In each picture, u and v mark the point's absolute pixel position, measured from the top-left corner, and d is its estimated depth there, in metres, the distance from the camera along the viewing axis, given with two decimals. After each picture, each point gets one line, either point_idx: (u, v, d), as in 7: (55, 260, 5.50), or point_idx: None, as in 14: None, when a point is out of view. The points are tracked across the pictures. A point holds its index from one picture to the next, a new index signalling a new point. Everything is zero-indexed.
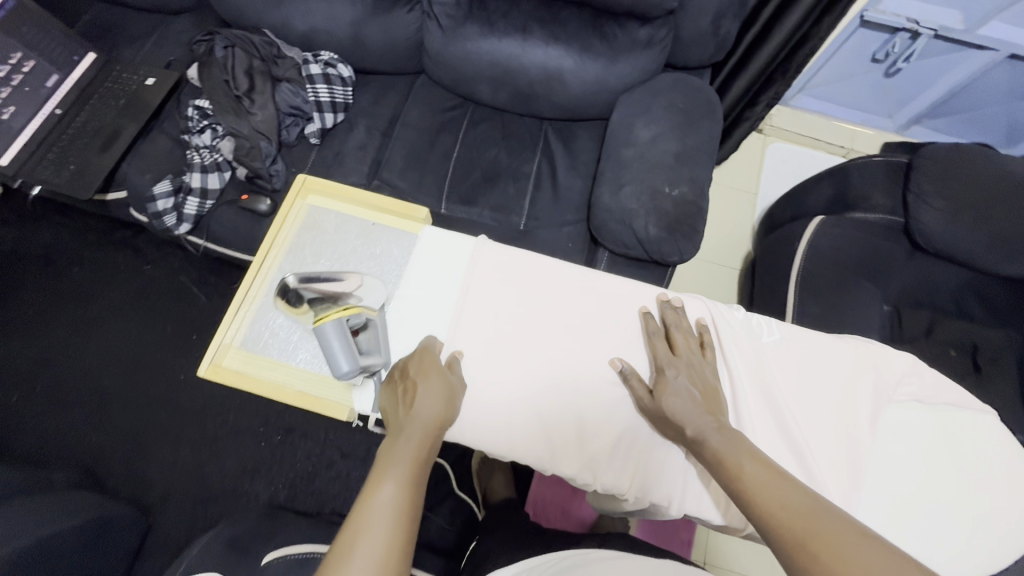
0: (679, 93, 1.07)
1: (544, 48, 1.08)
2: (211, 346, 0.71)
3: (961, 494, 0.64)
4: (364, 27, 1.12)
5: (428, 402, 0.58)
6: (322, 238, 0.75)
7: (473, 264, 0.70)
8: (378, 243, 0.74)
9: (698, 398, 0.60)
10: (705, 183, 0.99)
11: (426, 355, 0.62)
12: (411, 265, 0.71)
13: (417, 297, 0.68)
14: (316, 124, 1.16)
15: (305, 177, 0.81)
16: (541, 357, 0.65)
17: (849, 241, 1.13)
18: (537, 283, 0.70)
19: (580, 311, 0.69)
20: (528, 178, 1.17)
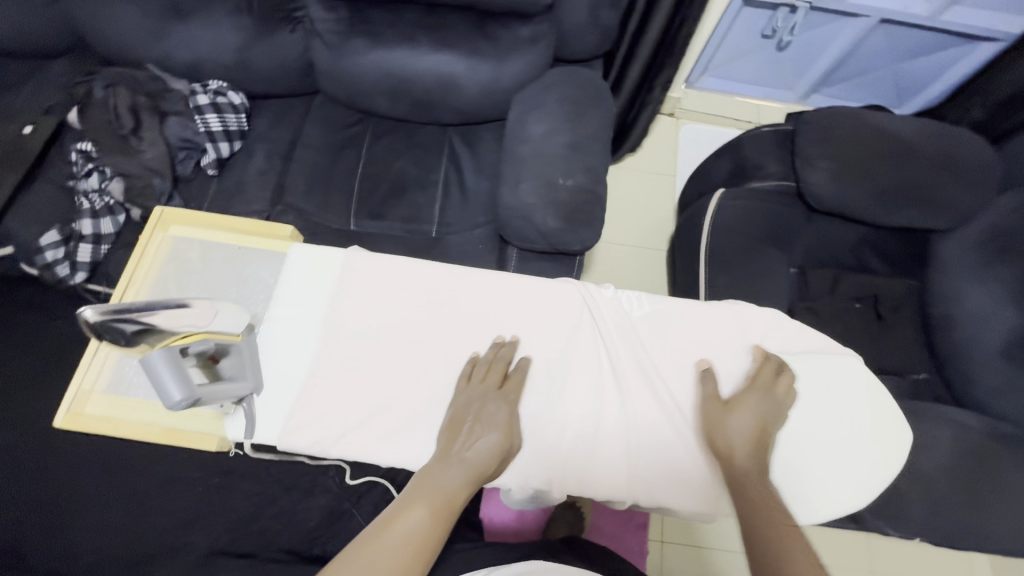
0: (569, 84, 1.09)
1: (431, 55, 1.08)
2: (70, 393, 0.72)
3: (824, 435, 0.70)
4: (248, 51, 1.10)
5: (479, 456, 0.60)
6: (186, 268, 0.73)
7: (344, 277, 0.70)
8: (245, 266, 0.73)
9: (752, 424, 0.64)
10: (600, 170, 1.01)
11: (499, 407, 0.63)
12: (279, 285, 0.70)
13: (288, 316, 0.68)
14: (211, 155, 1.13)
15: (164, 207, 0.79)
16: (415, 364, 0.67)
17: (750, 211, 1.17)
18: (410, 290, 0.71)
19: (453, 314, 0.70)
20: (435, 185, 1.17)
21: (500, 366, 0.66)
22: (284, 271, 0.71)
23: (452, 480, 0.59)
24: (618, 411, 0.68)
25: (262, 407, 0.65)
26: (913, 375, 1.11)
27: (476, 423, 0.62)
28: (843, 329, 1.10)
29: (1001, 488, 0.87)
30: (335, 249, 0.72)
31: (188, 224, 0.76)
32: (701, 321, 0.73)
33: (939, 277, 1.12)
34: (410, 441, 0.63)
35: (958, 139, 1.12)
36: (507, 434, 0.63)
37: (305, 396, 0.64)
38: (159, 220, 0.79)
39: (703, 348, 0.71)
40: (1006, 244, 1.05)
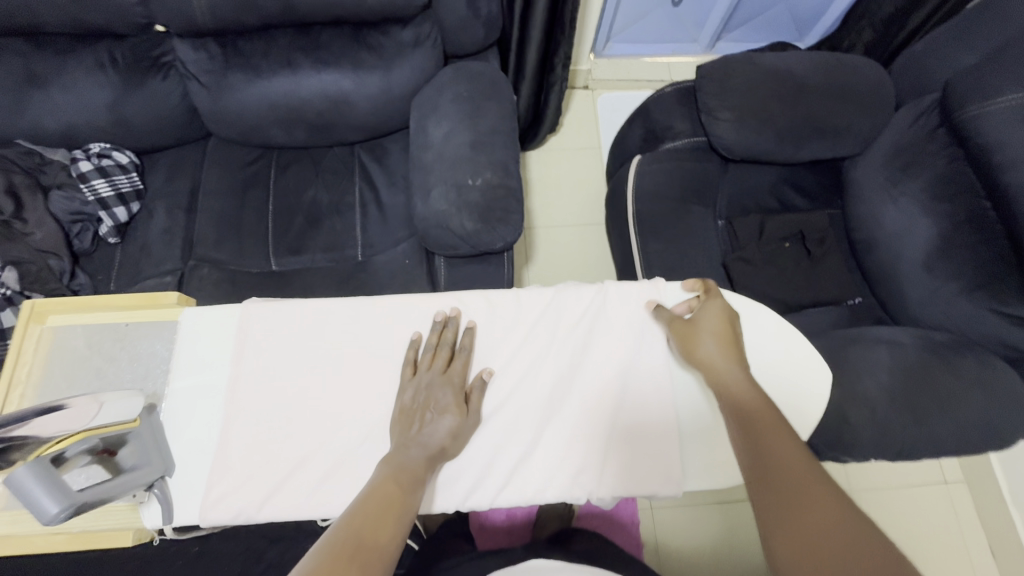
0: (462, 81, 1.07)
1: (316, 77, 1.05)
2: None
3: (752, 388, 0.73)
4: (123, 107, 1.04)
5: (434, 439, 0.63)
6: (74, 359, 0.68)
7: (245, 333, 0.68)
8: (138, 342, 0.69)
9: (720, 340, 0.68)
10: (508, 162, 1.00)
11: (447, 389, 0.66)
12: (178, 355, 0.67)
13: (190, 387, 0.66)
14: (107, 222, 1.07)
15: (32, 300, 0.71)
16: (326, 411, 0.66)
17: (669, 172, 1.18)
18: (311, 335, 0.69)
19: (357, 352, 0.69)
20: (352, 208, 1.14)
21: (445, 351, 0.68)
22: (179, 339, 0.68)
23: (417, 454, 0.62)
24: (545, 412, 0.70)
25: (177, 485, 0.63)
26: (850, 301, 1.14)
27: (427, 410, 0.65)
28: (777, 272, 1.12)
29: (941, 400, 0.89)
30: (228, 309, 0.69)
31: (65, 310, 0.70)
32: (613, 307, 0.74)
33: (856, 203, 1.16)
34: (332, 490, 0.63)
35: (847, 66, 1.15)
36: (461, 414, 0.65)
37: (223, 468, 0.63)
38: (29, 314, 0.71)
39: (617, 333, 0.73)
40: (909, 159, 1.08)
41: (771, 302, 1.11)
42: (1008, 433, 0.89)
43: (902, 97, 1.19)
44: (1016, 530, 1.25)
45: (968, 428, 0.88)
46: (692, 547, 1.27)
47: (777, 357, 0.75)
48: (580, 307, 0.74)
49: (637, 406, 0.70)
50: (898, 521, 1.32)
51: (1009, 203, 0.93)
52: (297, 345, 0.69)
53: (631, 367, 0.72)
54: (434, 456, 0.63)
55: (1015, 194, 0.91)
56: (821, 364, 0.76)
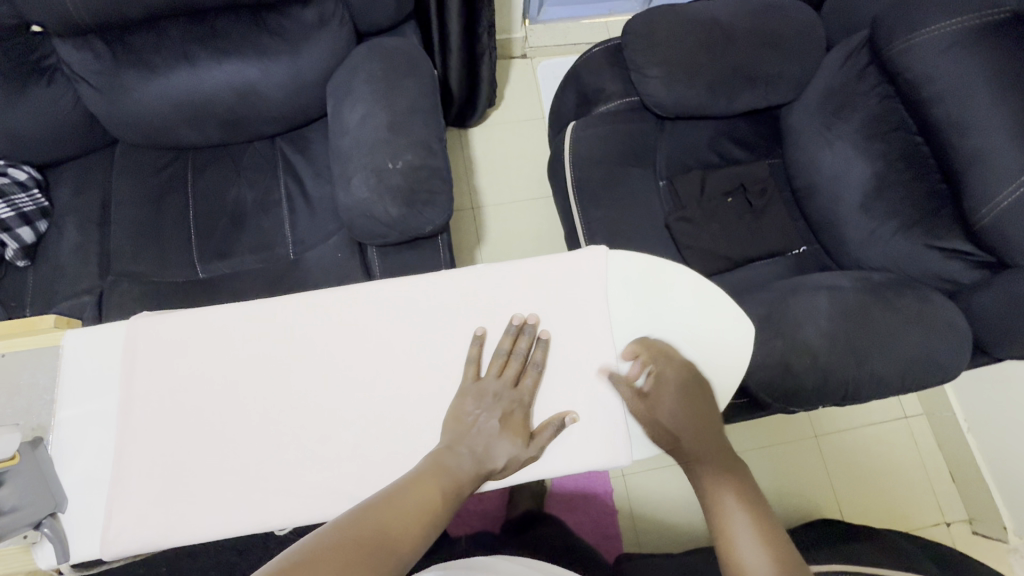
0: (377, 60, 1.02)
1: (218, 69, 0.99)
2: None
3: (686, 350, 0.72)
4: (9, 119, 0.97)
5: (487, 456, 0.62)
6: None
7: (137, 352, 0.64)
8: (18, 375, 0.64)
9: (688, 404, 0.68)
10: (431, 142, 0.96)
11: (516, 413, 0.65)
12: (63, 384, 0.63)
13: (81, 415, 0.63)
14: (12, 245, 1.00)
15: None
16: (231, 422, 0.64)
17: (604, 136, 1.14)
18: (207, 345, 0.66)
19: (261, 359, 0.66)
20: (278, 204, 1.09)
21: (518, 361, 0.67)
22: (63, 367, 0.64)
23: (464, 467, 0.61)
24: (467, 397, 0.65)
25: (72, 520, 0.60)
26: (795, 251, 1.13)
27: (493, 423, 0.64)
28: (719, 228, 1.11)
29: (882, 340, 0.89)
30: (115, 324, 0.66)
31: None
32: (536, 283, 0.71)
33: (793, 149, 1.14)
34: (245, 501, 0.61)
35: (774, 10, 1.11)
36: (521, 440, 0.64)
37: (123, 491, 0.60)
38: None
39: (540, 309, 0.70)
40: (842, 99, 1.05)
41: (717, 258, 1.10)
42: (950, 365, 0.89)
43: (832, 37, 1.16)
44: (972, 453, 1.29)
45: (912, 364, 0.89)
46: (668, 515, 1.26)
47: (699, 318, 0.73)
48: (504, 287, 0.71)
49: (561, 380, 0.68)
50: (860, 457, 1.35)
51: (938, 138, 0.93)
52: (194, 361, 0.65)
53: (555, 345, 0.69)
54: (482, 472, 0.62)
55: (944, 127, 0.91)
56: (744, 320, 0.74)
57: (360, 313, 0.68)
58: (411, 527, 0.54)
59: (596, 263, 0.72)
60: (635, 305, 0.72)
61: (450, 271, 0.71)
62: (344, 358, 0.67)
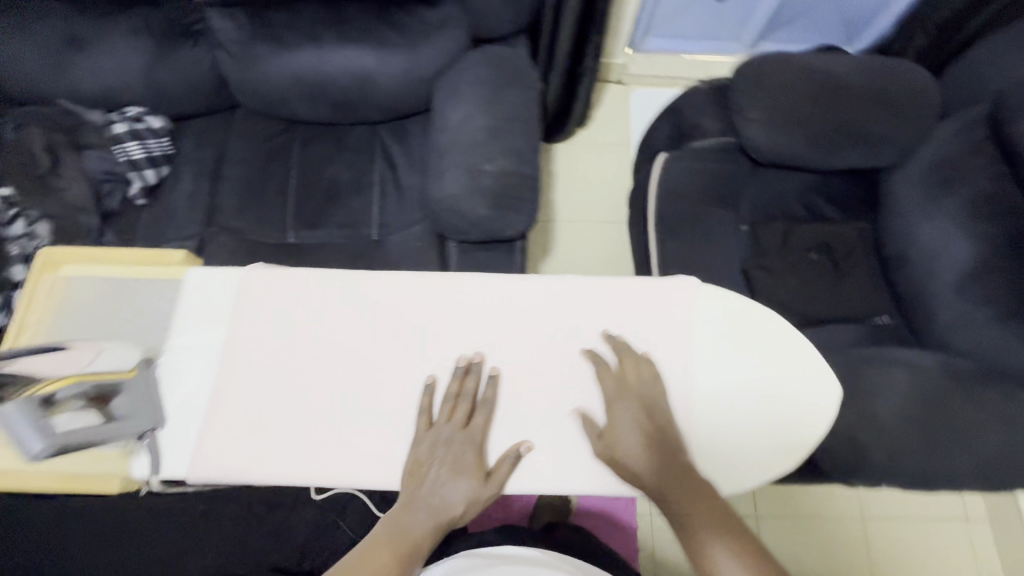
0: (486, 67, 1.06)
1: (341, 54, 1.05)
2: None
3: (767, 397, 0.70)
4: (156, 73, 1.08)
5: (446, 505, 0.62)
6: (83, 309, 0.73)
7: (244, 299, 0.70)
8: (142, 298, 0.73)
9: (646, 436, 0.65)
10: (526, 151, 1.00)
11: (467, 456, 0.65)
12: (177, 313, 0.70)
13: (188, 345, 0.69)
14: (137, 184, 1.12)
15: (51, 250, 0.77)
16: (315, 381, 0.68)
17: (693, 173, 1.15)
18: (306, 306, 0.71)
19: (350, 326, 0.70)
20: (370, 186, 1.15)
21: (466, 403, 0.67)
22: (180, 298, 0.71)
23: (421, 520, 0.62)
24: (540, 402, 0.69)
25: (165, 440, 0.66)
26: (875, 320, 1.08)
27: (443, 470, 0.64)
28: (797, 283, 1.08)
29: (959, 429, 0.84)
30: (230, 269, 0.72)
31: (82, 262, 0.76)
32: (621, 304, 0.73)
33: (890, 216, 1.09)
34: (316, 454, 0.65)
35: (892, 71, 1.08)
36: (479, 480, 0.64)
37: (213, 421, 0.66)
38: (50, 261, 0.77)
39: (622, 330, 0.72)
40: (950, 173, 1.01)
41: (788, 314, 1.07)
42: None
43: (951, 107, 1.12)
44: None
45: (991, 461, 0.83)
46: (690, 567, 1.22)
47: (783, 365, 0.71)
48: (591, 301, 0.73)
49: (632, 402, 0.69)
50: (908, 552, 1.26)
51: None
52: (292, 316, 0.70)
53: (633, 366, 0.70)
54: (442, 521, 0.62)
55: None
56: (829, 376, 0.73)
57: (448, 302, 0.72)
58: None
59: (683, 293, 0.73)
60: (718, 341, 0.72)
61: (541, 277, 0.74)
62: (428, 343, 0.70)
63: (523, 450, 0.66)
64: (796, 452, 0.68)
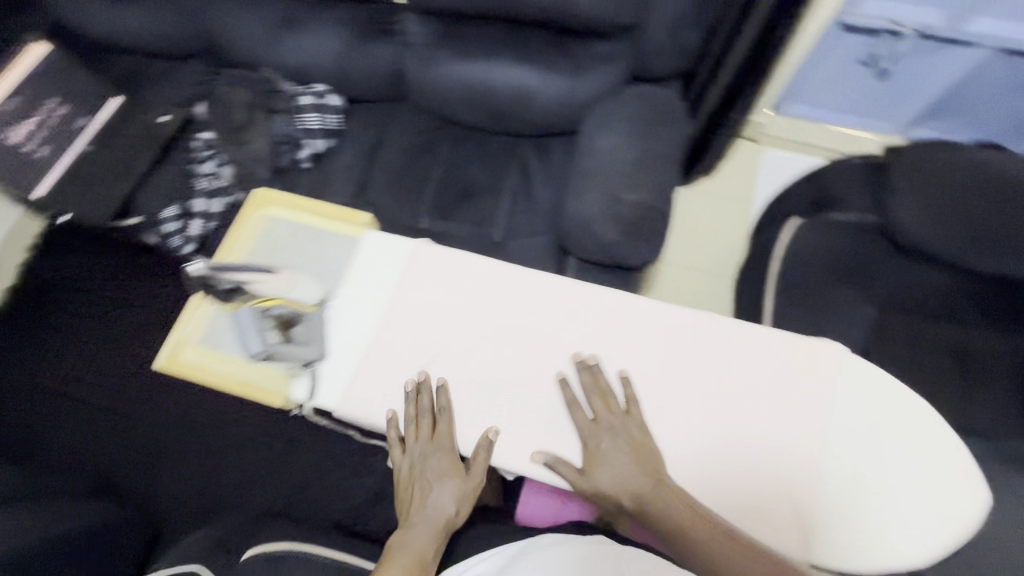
0: (641, 105, 1.11)
1: (511, 70, 1.14)
2: (171, 342, 0.98)
3: (887, 482, 0.69)
4: (348, 60, 1.22)
5: (445, 504, 0.72)
6: (276, 245, 0.99)
7: (410, 269, 0.78)
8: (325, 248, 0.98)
9: (625, 468, 0.67)
10: (666, 190, 1.03)
11: (438, 458, 0.72)
12: (352, 267, 0.78)
13: (355, 297, 0.77)
14: (308, 149, 1.26)
15: (263, 193, 1.05)
16: (458, 357, 0.74)
17: (828, 245, 1.12)
18: (470, 285, 0.77)
19: (497, 315, 0.75)
20: (503, 193, 1.22)
21: (426, 418, 0.71)
22: (357, 256, 0.79)
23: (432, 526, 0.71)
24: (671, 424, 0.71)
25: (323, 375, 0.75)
26: (1006, 444, 0.98)
27: (430, 478, 0.72)
28: (919, 381, 1.02)
29: None
30: (403, 240, 0.79)
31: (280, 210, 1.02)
32: (764, 352, 0.73)
33: None
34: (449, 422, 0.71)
35: None
36: (462, 475, 0.71)
37: (367, 369, 0.73)
38: (259, 201, 1.04)
39: (763, 379, 0.72)
40: None
41: None
42: None
43: None
44: None
45: None
46: None
47: (913, 457, 0.70)
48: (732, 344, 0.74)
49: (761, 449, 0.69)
50: None
51: None
52: (448, 294, 0.76)
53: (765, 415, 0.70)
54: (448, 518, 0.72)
55: None
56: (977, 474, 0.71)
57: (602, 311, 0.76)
58: None
59: (830, 360, 0.72)
60: (854, 416, 0.71)
61: (685, 309, 0.76)
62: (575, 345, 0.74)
63: (545, 457, 0.69)
64: (910, 544, 0.67)
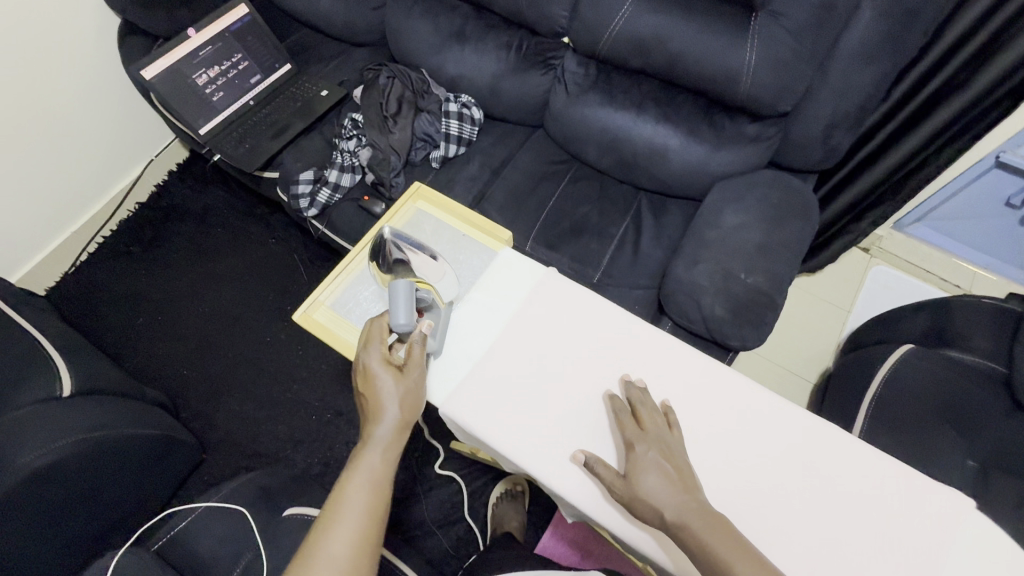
0: (776, 190, 1.11)
1: (654, 126, 1.19)
2: (307, 299, 0.92)
3: None
4: (503, 80, 1.30)
5: (392, 407, 0.68)
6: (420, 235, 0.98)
7: (538, 291, 0.80)
8: (464, 251, 0.95)
9: (667, 477, 0.62)
10: (784, 278, 1.01)
11: (376, 361, 0.70)
12: (487, 277, 0.84)
13: (482, 305, 0.82)
14: (441, 151, 1.33)
15: (421, 184, 1.04)
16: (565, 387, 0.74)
17: (939, 380, 1.05)
18: (593, 323, 0.78)
19: (611, 358, 0.76)
20: (612, 238, 1.23)
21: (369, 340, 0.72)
22: (493, 268, 0.84)
23: (383, 442, 0.67)
24: (742, 500, 0.68)
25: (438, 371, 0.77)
26: None
27: (364, 387, 0.70)
28: None
29: None
30: (536, 266, 0.84)
31: (432, 204, 1.02)
32: (862, 468, 0.69)
33: None
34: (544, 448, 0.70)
35: None
36: (398, 374, 0.70)
37: (478, 374, 0.74)
38: (413, 191, 1.04)
39: (860, 497, 0.67)
40: None
41: None
42: None
43: None
44: None
45: None
46: None
47: None
48: (841, 460, 0.69)
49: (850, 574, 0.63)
50: None
51: None
52: (568, 324, 0.78)
53: (844, 528, 0.65)
54: (400, 422, 0.68)
55: None
56: None
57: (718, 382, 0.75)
58: (367, 533, 0.62)
59: (955, 509, 0.65)
60: None
61: (797, 410, 0.73)
62: (683, 408, 0.73)
63: (585, 456, 0.66)
64: None
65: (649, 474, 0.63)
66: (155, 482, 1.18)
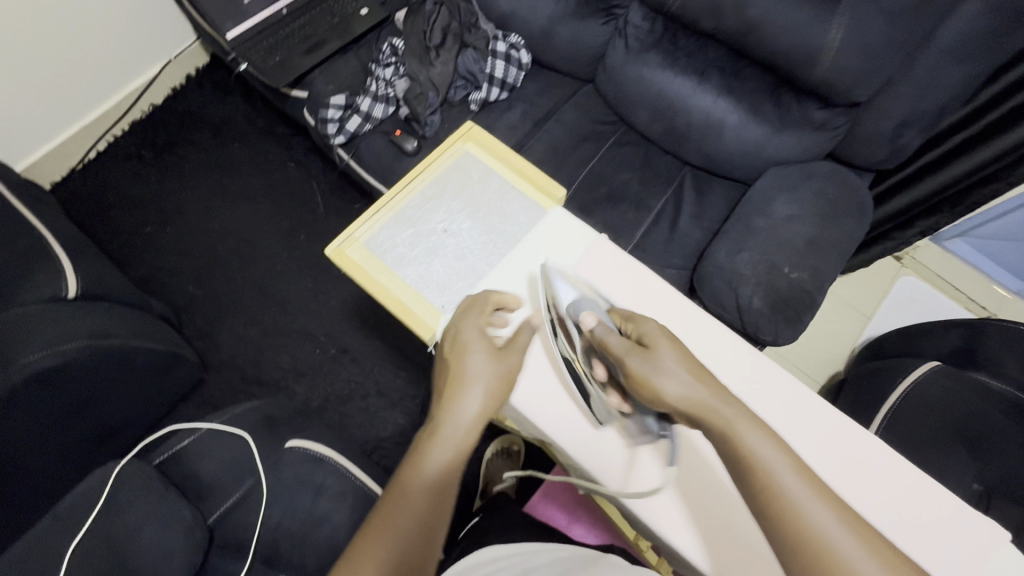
0: (833, 183, 1.05)
1: (713, 98, 1.11)
2: (341, 235, 0.87)
3: None
4: (558, 24, 1.20)
5: (478, 387, 0.61)
6: (465, 179, 0.92)
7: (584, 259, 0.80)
8: (511, 202, 0.90)
9: (682, 359, 0.60)
10: (827, 278, 0.96)
11: (473, 334, 0.66)
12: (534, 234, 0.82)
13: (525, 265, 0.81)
14: (482, 94, 1.25)
15: (473, 124, 0.97)
16: None
17: (963, 402, 1.02)
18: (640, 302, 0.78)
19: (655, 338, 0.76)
20: (649, 211, 1.18)
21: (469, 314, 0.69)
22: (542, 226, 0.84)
23: (463, 425, 0.58)
24: None
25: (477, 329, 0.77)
26: None
27: (454, 358, 0.64)
28: None
29: None
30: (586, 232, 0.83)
31: (482, 147, 0.95)
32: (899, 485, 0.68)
33: None
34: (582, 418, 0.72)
35: None
36: (494, 356, 0.64)
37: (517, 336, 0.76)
38: (463, 131, 0.97)
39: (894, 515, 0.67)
40: None
41: None
42: None
43: None
44: None
45: None
46: None
47: None
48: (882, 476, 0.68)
49: None
50: None
51: None
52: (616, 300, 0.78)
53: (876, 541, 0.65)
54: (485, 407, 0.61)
55: None
56: None
57: (772, 381, 0.73)
58: (419, 522, 0.54)
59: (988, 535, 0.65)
60: None
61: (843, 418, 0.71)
62: None
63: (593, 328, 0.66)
64: None
65: (664, 359, 0.60)
66: (155, 396, 1.17)
